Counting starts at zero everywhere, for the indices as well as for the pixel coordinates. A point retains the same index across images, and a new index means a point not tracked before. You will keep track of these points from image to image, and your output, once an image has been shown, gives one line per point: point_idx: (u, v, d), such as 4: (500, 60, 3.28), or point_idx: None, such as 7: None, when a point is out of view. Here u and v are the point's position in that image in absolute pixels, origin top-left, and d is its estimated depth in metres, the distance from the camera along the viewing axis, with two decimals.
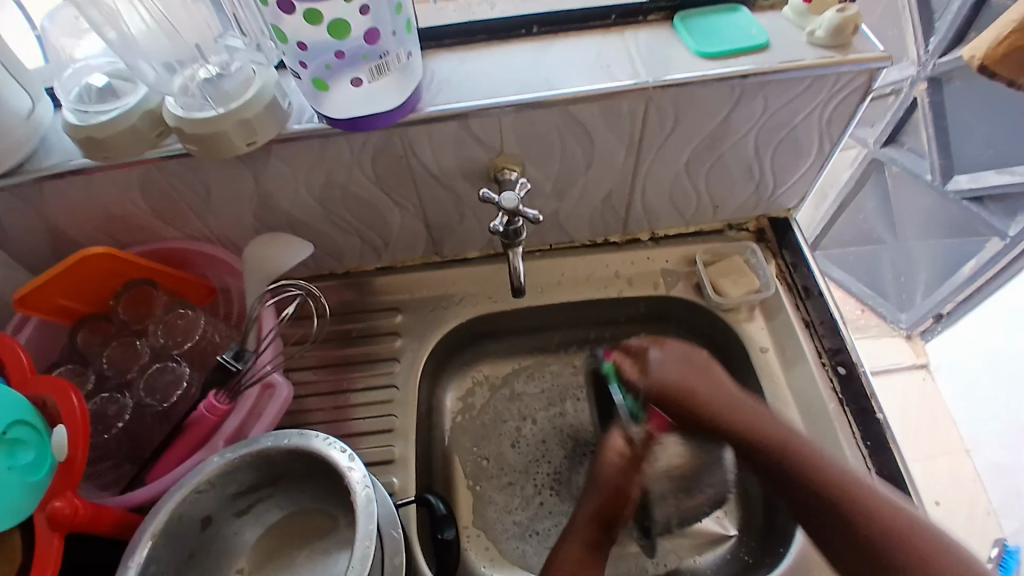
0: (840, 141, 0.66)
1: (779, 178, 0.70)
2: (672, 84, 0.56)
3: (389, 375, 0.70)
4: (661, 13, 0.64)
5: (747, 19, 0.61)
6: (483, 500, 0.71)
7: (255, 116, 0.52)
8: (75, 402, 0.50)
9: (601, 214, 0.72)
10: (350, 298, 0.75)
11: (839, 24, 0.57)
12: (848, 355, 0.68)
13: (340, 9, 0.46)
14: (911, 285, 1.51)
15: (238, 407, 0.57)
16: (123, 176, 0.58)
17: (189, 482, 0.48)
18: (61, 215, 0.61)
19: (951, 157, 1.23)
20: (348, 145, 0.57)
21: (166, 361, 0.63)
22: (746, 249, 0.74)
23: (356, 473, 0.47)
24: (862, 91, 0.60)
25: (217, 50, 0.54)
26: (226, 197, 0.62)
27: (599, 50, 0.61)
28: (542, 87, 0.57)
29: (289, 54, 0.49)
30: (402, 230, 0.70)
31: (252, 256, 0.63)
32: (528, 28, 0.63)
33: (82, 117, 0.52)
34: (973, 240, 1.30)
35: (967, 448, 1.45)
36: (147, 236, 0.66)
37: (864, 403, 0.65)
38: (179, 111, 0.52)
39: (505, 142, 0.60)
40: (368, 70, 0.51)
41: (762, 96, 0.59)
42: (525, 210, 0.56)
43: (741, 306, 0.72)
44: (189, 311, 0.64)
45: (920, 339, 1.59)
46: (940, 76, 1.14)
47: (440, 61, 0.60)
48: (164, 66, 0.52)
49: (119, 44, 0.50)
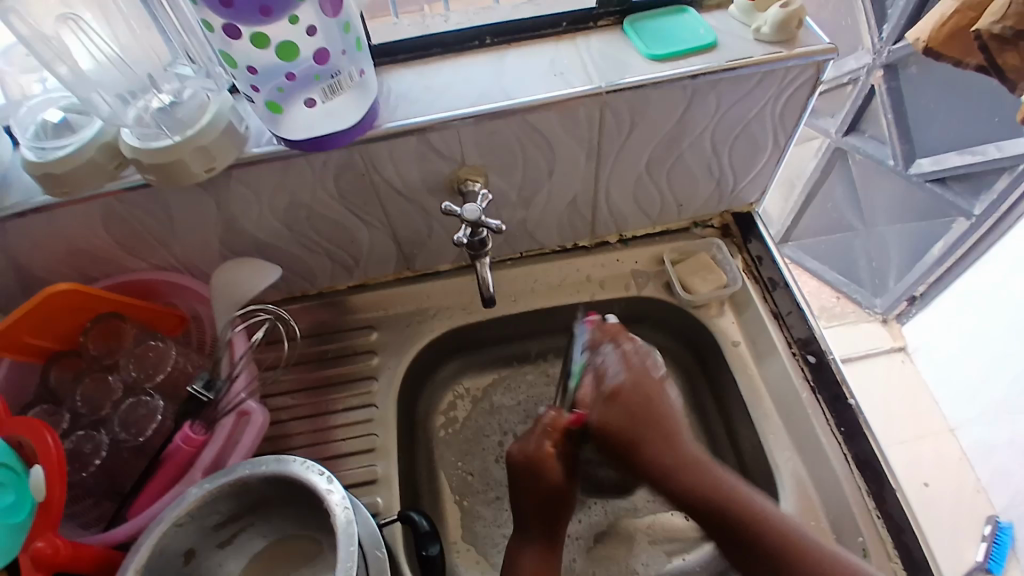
0: (794, 133, 0.68)
1: (739, 173, 0.72)
2: (626, 88, 0.58)
3: (368, 394, 0.70)
4: (611, 18, 0.65)
5: (695, 19, 0.63)
6: (470, 515, 0.70)
7: (212, 143, 0.52)
8: (50, 441, 0.49)
9: (569, 219, 0.73)
10: (325, 319, 0.75)
11: (783, 20, 0.59)
12: (818, 344, 0.69)
13: (287, 33, 0.47)
14: (883, 269, 1.54)
15: (214, 437, 0.57)
16: (84, 211, 0.57)
17: (167, 516, 0.47)
18: (24, 252, 0.60)
19: (912, 142, 1.27)
20: (309, 166, 0.57)
21: (139, 395, 0.62)
22: (712, 245, 0.76)
23: (335, 495, 0.47)
24: (812, 83, 0.62)
25: (168, 78, 0.54)
26: (191, 224, 0.61)
27: (552, 58, 0.62)
28: (498, 98, 0.58)
29: (241, 79, 0.49)
30: (372, 247, 0.70)
31: (218, 284, 0.63)
32: (481, 39, 0.64)
33: (40, 154, 0.52)
34: (941, 222, 1.33)
35: (950, 427, 1.48)
36: (113, 269, 0.65)
37: (835, 390, 0.66)
38: (135, 141, 0.51)
39: (466, 154, 0.60)
40: (321, 90, 0.51)
41: (715, 93, 0.60)
42: (489, 221, 0.57)
43: (712, 302, 0.74)
44: (160, 342, 0.64)
45: (896, 324, 1.61)
46: (895, 63, 1.18)
47: (397, 78, 0.61)
48: (119, 97, 0.53)
49: (71, 80, 0.51)
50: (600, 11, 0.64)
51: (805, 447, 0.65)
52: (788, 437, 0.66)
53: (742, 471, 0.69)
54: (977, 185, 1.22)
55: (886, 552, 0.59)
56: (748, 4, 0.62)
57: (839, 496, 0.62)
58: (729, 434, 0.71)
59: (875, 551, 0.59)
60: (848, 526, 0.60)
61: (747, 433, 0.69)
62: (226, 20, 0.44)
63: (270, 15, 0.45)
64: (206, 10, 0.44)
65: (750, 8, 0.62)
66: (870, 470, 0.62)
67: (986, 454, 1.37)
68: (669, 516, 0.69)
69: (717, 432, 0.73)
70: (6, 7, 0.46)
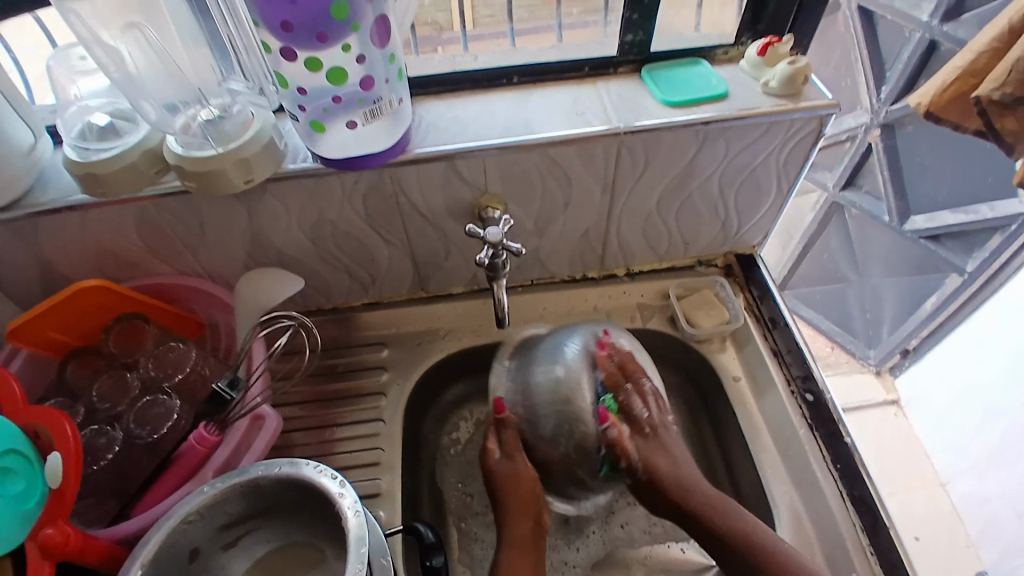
0: (796, 181, 0.72)
1: (743, 217, 0.75)
2: (641, 128, 0.61)
3: (376, 409, 0.71)
4: (630, 66, 0.69)
5: (707, 71, 0.67)
6: (468, 537, 0.70)
7: (253, 156, 0.55)
8: (68, 431, 0.50)
9: (580, 250, 0.76)
10: (337, 334, 0.77)
11: (789, 75, 0.63)
12: (815, 382, 0.71)
13: (337, 58, 0.50)
14: (878, 321, 1.57)
15: (227, 439, 0.58)
16: (118, 213, 0.60)
17: (178, 512, 0.48)
18: (56, 248, 0.62)
19: (907, 199, 1.32)
20: (341, 184, 0.60)
21: (156, 394, 0.63)
22: (715, 282, 0.79)
23: (347, 499, 0.48)
24: (815, 135, 0.66)
25: (219, 92, 0.58)
26: (220, 234, 0.64)
27: (574, 99, 0.66)
28: (522, 131, 0.62)
29: (289, 98, 0.53)
30: (389, 267, 0.72)
31: (242, 291, 0.65)
32: (508, 78, 0.68)
33: (82, 154, 0.55)
34: (934, 277, 1.37)
35: (942, 481, 1.48)
36: (139, 271, 0.67)
37: (832, 427, 0.68)
38: (179, 149, 0.54)
39: (489, 183, 0.64)
40: (362, 114, 0.54)
41: (723, 140, 0.65)
42: (510, 244, 0.60)
43: (714, 337, 0.76)
44: (180, 344, 0.65)
45: (889, 376, 1.64)
46: (892, 123, 1.25)
47: (428, 109, 0.65)
48: (165, 106, 0.56)
49: (123, 84, 0.53)
50: (620, 59, 0.69)
51: (801, 481, 0.67)
52: (785, 472, 0.68)
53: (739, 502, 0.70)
54: (969, 242, 1.26)
55: None
56: (758, 60, 0.67)
57: (834, 532, 0.63)
58: (728, 468, 0.73)
59: None
60: (843, 561, 0.61)
61: (745, 466, 0.70)
62: (284, 43, 0.48)
63: (325, 42, 0.48)
64: (267, 33, 0.48)
65: (759, 63, 0.67)
66: (864, 506, 0.63)
67: (975, 509, 1.38)
68: (666, 548, 0.69)
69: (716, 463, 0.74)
70: (68, 8, 0.47)
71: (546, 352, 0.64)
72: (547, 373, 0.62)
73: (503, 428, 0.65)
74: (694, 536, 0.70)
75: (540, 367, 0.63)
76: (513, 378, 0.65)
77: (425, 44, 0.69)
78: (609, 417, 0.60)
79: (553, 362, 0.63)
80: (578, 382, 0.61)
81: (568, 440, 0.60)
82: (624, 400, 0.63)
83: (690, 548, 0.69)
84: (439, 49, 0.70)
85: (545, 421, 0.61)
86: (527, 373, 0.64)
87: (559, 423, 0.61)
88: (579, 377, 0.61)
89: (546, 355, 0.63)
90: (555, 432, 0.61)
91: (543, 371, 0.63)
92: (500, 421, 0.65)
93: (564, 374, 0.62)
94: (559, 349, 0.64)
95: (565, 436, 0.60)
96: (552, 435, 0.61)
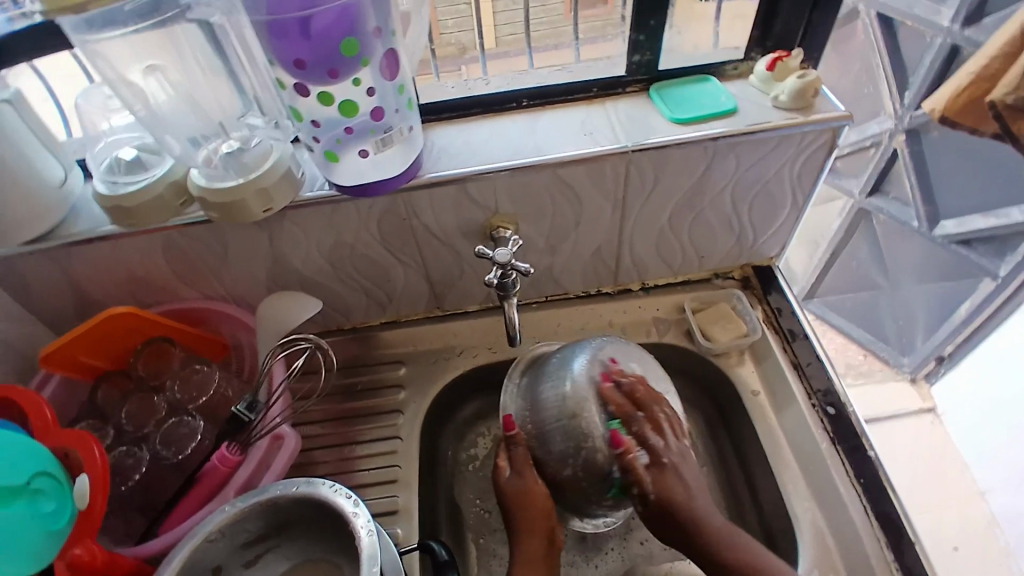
0: (812, 193, 0.71)
1: (758, 231, 0.75)
2: (650, 147, 0.62)
3: (393, 427, 0.72)
4: (638, 85, 0.70)
5: (716, 88, 0.68)
6: (486, 553, 0.71)
7: (272, 184, 0.57)
8: (97, 453, 0.52)
9: (593, 266, 0.76)
10: (357, 353, 0.78)
11: (800, 89, 0.63)
12: (837, 396, 0.70)
13: (348, 92, 0.52)
14: (910, 328, 1.53)
15: (248, 458, 0.60)
16: (146, 241, 0.63)
17: (201, 530, 0.50)
18: (89, 275, 0.66)
19: (935, 203, 1.29)
20: (355, 209, 0.62)
21: (181, 415, 0.65)
22: (733, 296, 0.78)
23: (361, 518, 0.49)
24: (828, 148, 0.66)
25: (238, 126, 0.60)
26: (242, 259, 0.67)
27: (583, 119, 0.67)
28: (531, 153, 0.63)
29: (304, 131, 0.55)
30: (405, 286, 0.74)
31: (264, 314, 0.67)
32: (518, 101, 0.69)
33: (111, 187, 0.58)
34: (967, 282, 1.33)
35: (980, 492, 1.43)
36: (166, 296, 0.70)
37: (854, 442, 0.67)
38: (202, 181, 0.57)
39: (499, 203, 0.65)
40: (374, 142, 0.56)
41: (734, 154, 0.64)
42: (518, 264, 0.60)
43: (731, 351, 0.76)
44: (205, 366, 0.68)
45: (924, 384, 1.58)
46: (917, 128, 1.23)
47: (439, 134, 0.66)
48: (189, 141, 0.58)
49: (148, 119, 0.56)
50: (628, 78, 0.69)
51: (823, 498, 0.65)
52: (806, 489, 0.66)
53: (759, 519, 0.69)
54: (1001, 247, 1.23)
55: None
56: (767, 75, 0.67)
57: (858, 551, 0.61)
58: (748, 483, 0.71)
59: None
60: None
61: (764, 482, 0.69)
62: (298, 80, 0.50)
63: (336, 77, 0.50)
64: (281, 70, 0.50)
65: (769, 78, 0.67)
66: (889, 525, 0.61)
67: (1016, 522, 1.33)
68: (686, 565, 0.68)
69: (736, 479, 0.73)
70: (92, 50, 0.52)
71: (557, 369, 0.61)
72: (555, 389, 0.59)
73: (512, 445, 0.62)
74: None
75: (549, 385, 0.60)
76: (523, 394, 0.63)
77: (446, 62, 0.70)
78: (623, 443, 0.56)
79: (563, 377, 0.60)
80: (588, 398, 0.58)
81: (580, 463, 0.57)
82: (638, 433, 0.57)
83: None
84: (451, 73, 0.71)
85: (554, 440, 0.59)
86: (536, 389, 0.62)
87: (571, 446, 0.57)
88: (591, 390, 0.58)
89: (557, 369, 0.61)
90: (564, 453, 0.58)
91: (551, 385, 0.60)
92: (510, 439, 0.62)
93: (573, 392, 0.58)
94: (570, 365, 0.61)
95: (574, 457, 0.57)
96: (561, 455, 0.58)
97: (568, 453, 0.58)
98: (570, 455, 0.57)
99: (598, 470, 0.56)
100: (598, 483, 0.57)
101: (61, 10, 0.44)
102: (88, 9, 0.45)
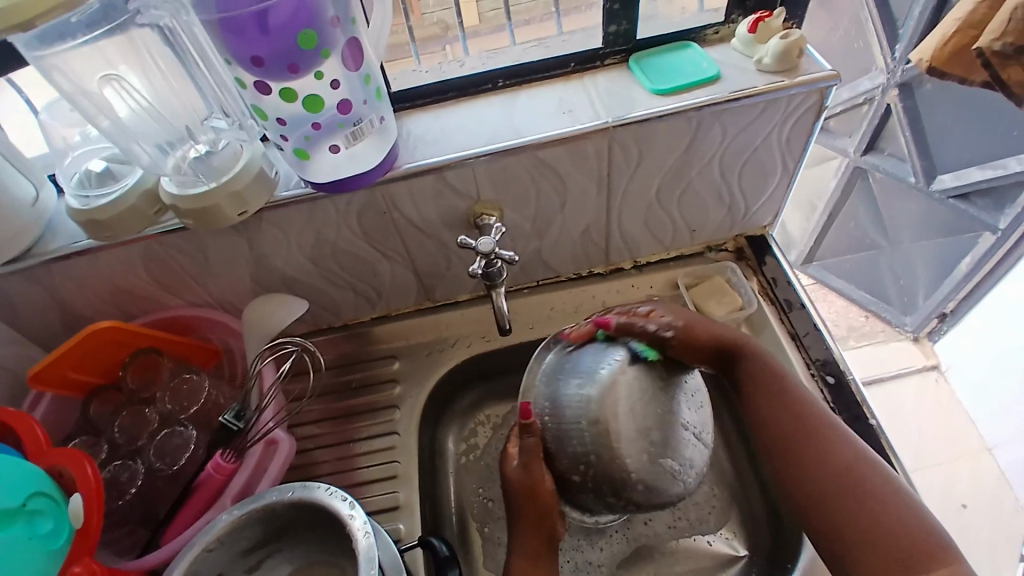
0: (803, 157, 0.69)
1: (750, 198, 0.73)
2: (632, 121, 0.60)
3: (390, 423, 0.72)
4: (617, 57, 0.68)
5: (698, 54, 0.65)
6: (491, 542, 0.70)
7: (244, 187, 0.55)
8: (88, 469, 0.52)
9: (583, 247, 0.74)
10: (350, 349, 0.77)
11: (783, 50, 0.61)
12: (836, 364, 0.69)
13: (312, 87, 0.50)
14: (912, 287, 1.51)
15: (244, 464, 0.59)
16: (125, 253, 0.62)
17: (200, 540, 0.50)
18: (72, 291, 0.65)
19: (932, 158, 1.26)
20: (334, 206, 0.61)
21: (174, 426, 0.65)
22: (726, 268, 0.77)
23: (357, 520, 0.49)
24: (816, 109, 0.64)
25: (204, 130, 0.58)
26: (224, 265, 0.65)
27: (562, 97, 0.65)
28: (509, 136, 0.61)
29: (271, 129, 0.53)
30: (392, 280, 0.73)
31: (249, 317, 0.66)
32: (494, 82, 0.67)
33: (83, 202, 0.56)
34: (966, 237, 1.31)
35: (988, 447, 1.43)
36: (152, 306, 0.69)
37: (856, 411, 0.66)
38: (174, 189, 0.55)
39: (481, 190, 0.63)
40: (344, 137, 0.54)
41: (719, 123, 0.62)
42: (502, 252, 0.59)
43: (728, 325, 0.74)
44: (194, 374, 0.67)
45: (927, 341, 1.57)
46: (910, 82, 1.19)
47: (415, 122, 0.64)
48: (158, 147, 0.57)
49: (114, 131, 0.54)
50: (606, 50, 0.67)
51: None
52: None
53: (764, 491, 0.69)
54: (1000, 198, 1.21)
55: None
56: (749, 37, 0.64)
57: None
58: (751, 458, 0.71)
59: None
60: None
61: None
62: (258, 77, 0.48)
63: (297, 71, 0.48)
64: (239, 69, 0.48)
65: (751, 41, 0.65)
66: None
67: None
68: (692, 542, 0.69)
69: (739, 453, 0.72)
70: (49, 64, 0.50)
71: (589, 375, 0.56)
72: (578, 392, 0.56)
73: (528, 434, 0.59)
74: (722, 529, 0.70)
75: (574, 385, 0.57)
76: (547, 384, 0.59)
77: (430, 43, 0.69)
78: (530, 414, 0.58)
79: (596, 386, 0.55)
80: (613, 409, 0.54)
81: (589, 459, 0.55)
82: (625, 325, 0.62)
83: (718, 540, 0.69)
84: (423, 57, 0.69)
85: (568, 442, 0.56)
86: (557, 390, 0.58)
87: (583, 452, 0.55)
88: (616, 402, 0.54)
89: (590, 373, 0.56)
90: (577, 454, 0.55)
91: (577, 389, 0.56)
92: (527, 427, 0.59)
93: (598, 401, 0.55)
94: (594, 368, 0.57)
95: (587, 456, 0.55)
96: (574, 457, 0.56)
97: (584, 456, 0.55)
98: (580, 459, 0.55)
99: (608, 477, 0.54)
100: (607, 489, 0.55)
101: (9, 28, 0.42)
102: (35, 24, 0.43)
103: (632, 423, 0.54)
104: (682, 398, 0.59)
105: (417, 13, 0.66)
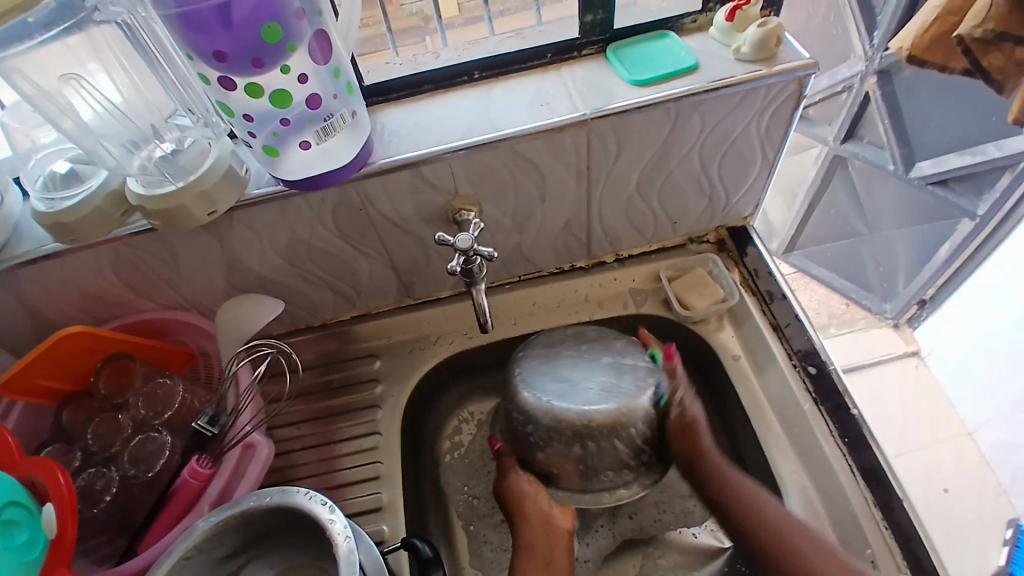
0: (782, 147, 0.69)
1: (730, 189, 0.73)
2: (610, 113, 0.59)
3: (373, 423, 0.71)
4: (594, 47, 0.67)
5: (676, 44, 0.65)
6: (477, 539, 0.71)
7: (213, 185, 0.54)
8: (62, 480, 0.50)
9: (564, 241, 0.74)
10: (331, 349, 0.76)
11: (761, 39, 0.60)
12: (819, 356, 0.68)
13: (279, 82, 0.49)
14: (892, 274, 1.52)
15: (220, 470, 0.58)
16: (94, 256, 0.60)
17: (176, 549, 0.48)
18: (40, 297, 0.63)
19: (911, 145, 1.27)
20: (307, 204, 0.59)
21: (148, 432, 0.63)
22: (709, 260, 0.77)
23: (337, 524, 0.48)
24: (794, 99, 0.64)
25: (170, 128, 0.56)
26: (196, 266, 0.64)
27: (539, 89, 0.64)
28: (485, 129, 0.60)
29: (238, 126, 0.52)
30: (372, 278, 0.71)
31: (223, 319, 0.65)
32: (469, 74, 0.66)
33: (48, 204, 0.54)
34: (946, 224, 1.33)
35: (969, 431, 1.46)
36: (124, 309, 0.67)
37: (837, 400, 0.66)
38: (141, 189, 0.53)
39: (458, 185, 0.62)
40: (315, 132, 0.53)
41: (698, 113, 0.62)
42: (481, 249, 0.58)
43: (710, 316, 0.75)
44: (168, 378, 0.65)
45: (907, 327, 1.59)
46: (888, 69, 1.20)
47: (389, 116, 0.63)
48: (123, 147, 0.54)
49: (76, 133, 0.52)
50: (583, 41, 0.66)
51: (808, 458, 0.65)
52: (792, 451, 0.66)
53: None
54: (979, 184, 1.22)
55: (896, 564, 0.58)
56: (727, 26, 0.64)
57: (846, 509, 0.61)
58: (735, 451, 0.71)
59: (884, 563, 0.58)
60: (856, 536, 0.60)
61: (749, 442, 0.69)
62: (222, 73, 0.47)
63: (262, 66, 0.47)
64: (203, 64, 0.46)
65: (729, 29, 0.64)
66: (875, 480, 0.61)
67: (1006, 455, 1.36)
68: (678, 534, 0.69)
69: (722, 445, 0.73)
70: (11, 67, 0.48)
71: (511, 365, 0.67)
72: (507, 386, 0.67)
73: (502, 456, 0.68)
74: (707, 520, 0.69)
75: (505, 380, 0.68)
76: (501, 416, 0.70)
77: (406, 35, 0.67)
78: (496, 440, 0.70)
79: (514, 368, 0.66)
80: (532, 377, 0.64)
81: (537, 427, 0.63)
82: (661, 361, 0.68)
83: (704, 532, 0.68)
84: (397, 49, 0.67)
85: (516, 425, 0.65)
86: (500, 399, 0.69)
87: (525, 419, 0.63)
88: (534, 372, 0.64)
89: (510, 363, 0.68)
90: (522, 428, 0.64)
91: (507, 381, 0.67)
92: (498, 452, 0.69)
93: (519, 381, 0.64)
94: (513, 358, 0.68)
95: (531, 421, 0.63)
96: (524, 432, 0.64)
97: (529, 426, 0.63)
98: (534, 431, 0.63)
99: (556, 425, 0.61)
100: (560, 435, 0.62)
101: None
102: None
103: (552, 378, 0.63)
104: (600, 345, 0.66)
105: (394, 4, 0.65)
